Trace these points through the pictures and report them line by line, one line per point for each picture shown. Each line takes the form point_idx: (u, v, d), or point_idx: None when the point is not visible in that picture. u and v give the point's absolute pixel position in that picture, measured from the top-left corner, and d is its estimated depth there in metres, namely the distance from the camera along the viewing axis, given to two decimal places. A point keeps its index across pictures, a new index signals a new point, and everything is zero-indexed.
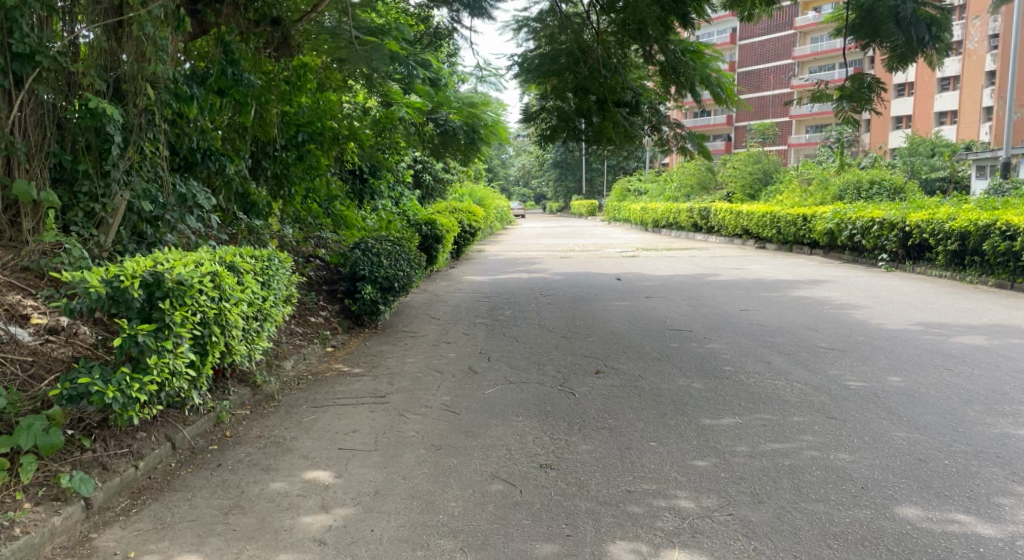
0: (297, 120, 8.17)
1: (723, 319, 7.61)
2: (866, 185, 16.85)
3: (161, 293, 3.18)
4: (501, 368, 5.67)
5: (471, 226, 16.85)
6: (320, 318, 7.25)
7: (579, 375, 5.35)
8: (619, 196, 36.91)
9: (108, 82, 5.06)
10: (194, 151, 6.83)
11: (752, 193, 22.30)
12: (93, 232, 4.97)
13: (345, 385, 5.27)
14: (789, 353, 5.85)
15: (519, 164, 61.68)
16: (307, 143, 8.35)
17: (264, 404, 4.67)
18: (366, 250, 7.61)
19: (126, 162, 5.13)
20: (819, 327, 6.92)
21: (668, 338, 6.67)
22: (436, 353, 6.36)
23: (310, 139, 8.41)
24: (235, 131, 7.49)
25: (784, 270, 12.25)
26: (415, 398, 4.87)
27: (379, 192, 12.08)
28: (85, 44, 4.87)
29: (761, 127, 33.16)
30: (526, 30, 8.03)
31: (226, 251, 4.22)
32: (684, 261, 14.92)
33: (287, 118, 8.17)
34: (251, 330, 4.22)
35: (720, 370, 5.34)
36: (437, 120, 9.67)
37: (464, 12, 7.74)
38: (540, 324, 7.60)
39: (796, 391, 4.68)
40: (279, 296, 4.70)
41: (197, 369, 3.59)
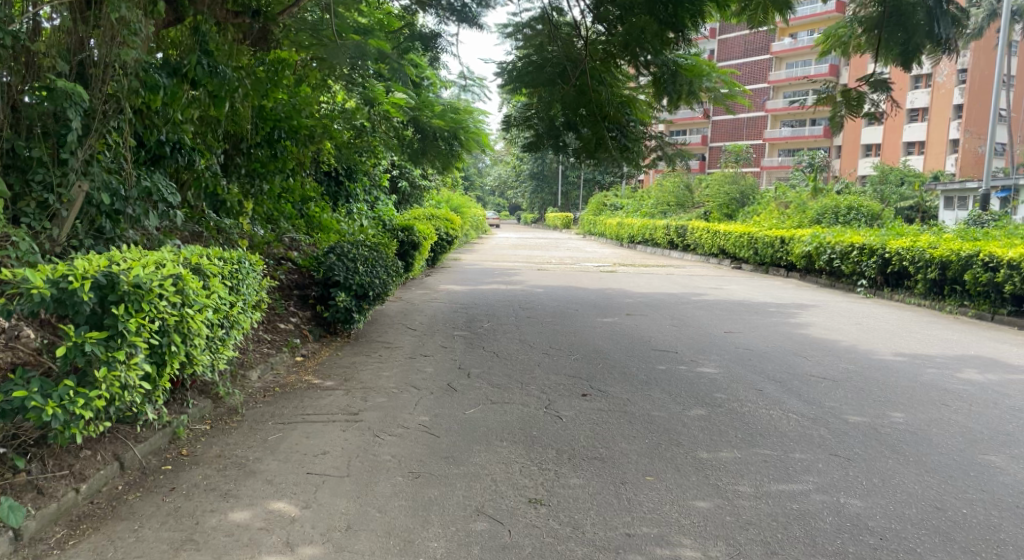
0: (273, 115, 7.94)
1: (708, 341, 7.42)
2: (843, 210, 16.96)
3: (116, 296, 2.80)
4: (483, 386, 5.38)
5: (448, 234, 16.53)
6: (291, 325, 6.87)
7: (565, 397, 5.09)
8: (595, 209, 36.89)
9: (71, 66, 4.69)
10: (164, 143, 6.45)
11: (729, 213, 22.25)
12: (45, 225, 4.54)
13: (316, 399, 4.93)
14: (780, 382, 5.67)
15: (496, 174, 61.57)
16: (284, 140, 8.20)
17: (227, 419, 4.30)
18: (341, 254, 7.25)
19: (86, 151, 4.74)
20: (806, 354, 6.77)
21: (655, 359, 6.45)
22: (412, 367, 6.04)
23: (287, 136, 8.25)
24: (206, 124, 7.06)
25: (764, 293, 12.19)
26: (392, 417, 4.55)
27: (355, 195, 11.67)
28: (50, 27, 4.55)
29: (735, 149, 33.49)
30: (517, 37, 7.74)
31: (191, 251, 3.84)
32: (662, 278, 14.78)
33: (263, 113, 7.93)
34: (215, 339, 3.86)
35: (712, 398, 5.13)
36: (417, 126, 9.31)
37: (452, 18, 7.48)
38: (520, 339, 7.33)
39: (794, 426, 4.47)
40: (248, 301, 4.33)
41: (152, 381, 3.22)
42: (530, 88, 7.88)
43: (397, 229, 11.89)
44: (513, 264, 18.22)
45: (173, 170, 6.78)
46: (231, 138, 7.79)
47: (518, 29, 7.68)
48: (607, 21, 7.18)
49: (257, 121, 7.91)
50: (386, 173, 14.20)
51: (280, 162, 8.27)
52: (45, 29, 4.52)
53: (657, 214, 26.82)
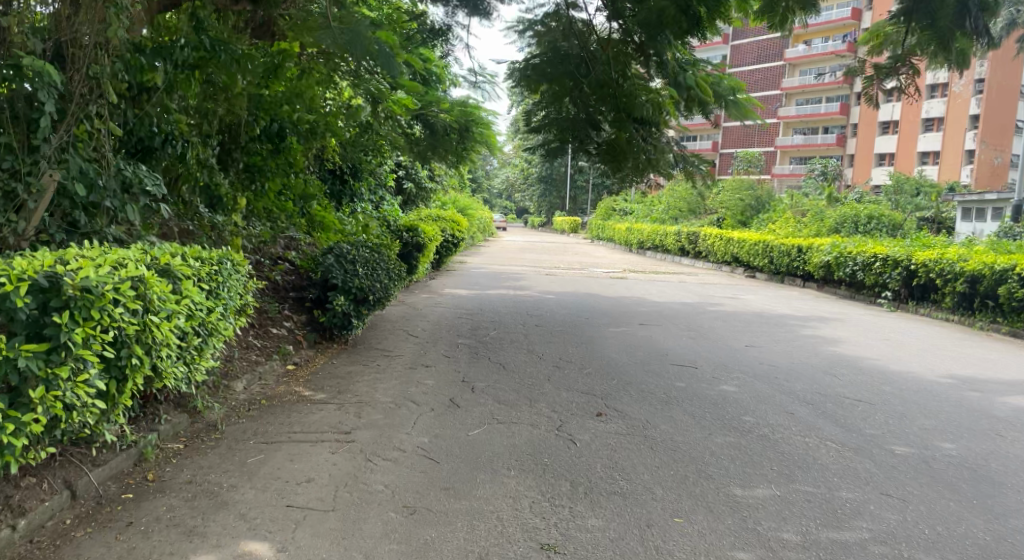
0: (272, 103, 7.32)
1: (729, 356, 6.96)
2: (863, 219, 16.45)
3: (59, 302, 2.38)
4: (488, 403, 4.94)
5: (454, 237, 16.14)
6: (284, 330, 6.46)
7: (579, 418, 4.64)
8: (604, 214, 36.46)
9: (47, 48, 4.32)
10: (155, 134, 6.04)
11: (743, 220, 21.74)
12: (9, 217, 4.04)
13: (305, 415, 4.50)
14: (811, 405, 5.22)
15: (503, 177, 61.25)
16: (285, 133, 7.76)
17: (204, 437, 3.88)
18: (340, 255, 6.83)
19: (61, 137, 4.31)
20: (836, 373, 6.31)
21: (673, 376, 6.00)
22: (413, 379, 5.60)
23: (288, 130, 7.80)
24: (199, 115, 6.64)
25: (782, 304, 11.72)
26: (388, 438, 4.12)
27: (359, 194, 11.27)
28: (44, 13, 4.34)
29: (747, 156, 32.94)
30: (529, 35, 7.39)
31: (163, 250, 3.42)
32: (675, 287, 14.32)
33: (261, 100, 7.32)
34: (188, 349, 3.44)
35: (740, 422, 4.69)
36: (424, 123, 8.98)
37: (462, 11, 7.12)
38: (528, 350, 6.90)
39: (836, 459, 4.02)
40: (230, 306, 3.91)
41: (110, 400, 2.78)
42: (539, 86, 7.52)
43: (402, 230, 11.50)
44: (520, 268, 17.77)
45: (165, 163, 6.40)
46: (226, 130, 7.29)
47: (532, 25, 7.11)
48: (622, 17, 6.81)
49: (253, 113, 7.36)
50: (391, 174, 13.83)
51: (284, 157, 7.87)
52: (39, 16, 4.32)
53: (668, 220, 26.41)
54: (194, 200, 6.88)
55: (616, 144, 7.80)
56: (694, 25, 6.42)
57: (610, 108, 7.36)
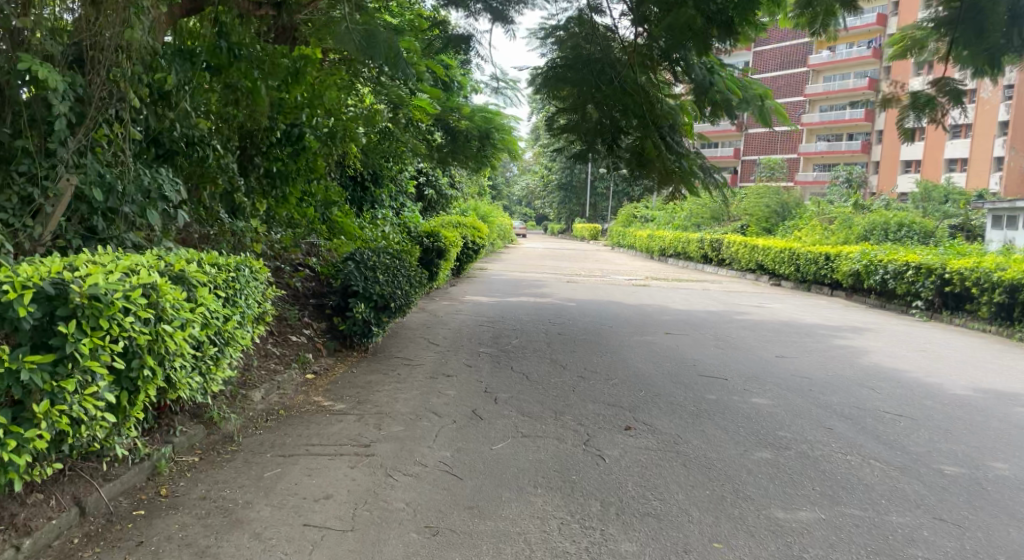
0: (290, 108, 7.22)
1: (760, 367, 6.72)
2: (893, 227, 16.06)
3: (67, 310, 2.27)
4: (512, 415, 4.77)
5: (475, 243, 16.03)
6: (303, 337, 6.35)
7: (607, 431, 4.45)
8: (625, 220, 36.21)
9: (67, 52, 4.26)
10: (177, 140, 5.98)
11: (768, 227, 21.37)
12: (25, 222, 3.99)
13: (324, 426, 4.37)
14: (850, 420, 4.98)
15: (523, 184, 61.16)
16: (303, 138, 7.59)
17: (220, 449, 3.75)
18: (361, 261, 6.72)
19: (79, 141, 4.25)
20: (873, 386, 6.06)
21: (704, 388, 5.79)
22: (434, 389, 5.45)
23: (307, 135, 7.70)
24: (220, 119, 6.56)
25: (810, 313, 11.43)
26: (409, 452, 3.96)
27: (380, 200, 11.19)
28: (68, 19, 4.30)
29: (770, 162, 32.49)
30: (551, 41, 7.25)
31: (179, 256, 3.32)
32: (699, 294, 14.06)
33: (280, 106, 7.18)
34: (203, 359, 3.32)
35: (777, 438, 4.46)
36: (445, 128, 8.84)
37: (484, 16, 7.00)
38: (552, 359, 6.71)
39: (882, 479, 3.79)
40: (248, 314, 3.78)
41: (121, 413, 2.67)
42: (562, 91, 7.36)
43: (423, 236, 11.40)
44: (541, 275, 17.61)
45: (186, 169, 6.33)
46: (246, 135, 7.19)
47: (552, 31, 7.02)
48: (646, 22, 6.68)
49: (274, 117, 7.24)
50: (412, 180, 13.75)
51: (302, 163, 7.67)
52: (63, 22, 4.28)
53: (691, 227, 26.12)
54: (214, 206, 6.82)
55: (642, 155, 7.54)
56: (726, 28, 6.19)
57: (630, 114, 7.26)
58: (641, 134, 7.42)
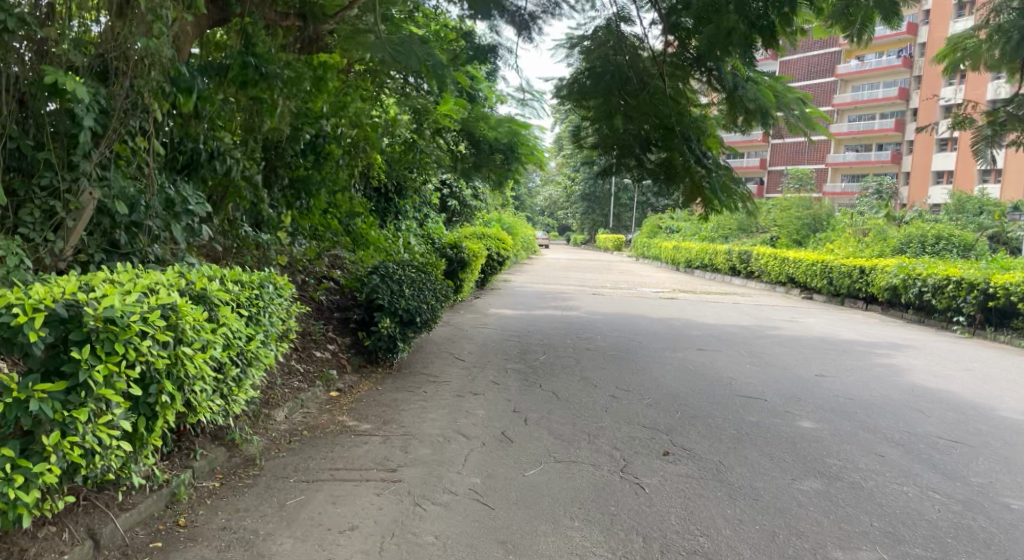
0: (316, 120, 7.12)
1: (800, 387, 6.44)
2: (930, 240, 15.57)
3: (80, 334, 2.13)
4: (543, 438, 4.57)
5: (499, 255, 15.87)
6: (327, 352, 6.21)
7: (644, 457, 4.23)
8: (649, 231, 35.85)
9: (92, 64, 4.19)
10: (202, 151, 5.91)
11: (798, 239, 20.91)
12: (46, 236, 3.91)
13: (349, 448, 4.20)
14: (901, 446, 4.69)
15: (546, 194, 61.03)
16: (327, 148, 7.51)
17: (241, 474, 3.61)
18: (386, 274, 6.60)
19: (101, 154, 4.17)
20: (922, 408, 5.75)
21: (742, 409, 5.53)
22: (462, 408, 5.27)
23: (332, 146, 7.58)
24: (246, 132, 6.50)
25: (846, 328, 11.06)
26: (438, 478, 3.78)
27: (405, 211, 11.09)
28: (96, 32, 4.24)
29: (798, 173, 31.92)
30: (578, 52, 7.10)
31: (200, 273, 3.19)
32: (729, 308, 13.74)
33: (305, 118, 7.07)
34: (225, 381, 3.18)
35: (825, 465, 4.21)
36: (471, 140, 8.69)
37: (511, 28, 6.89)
38: (582, 377, 6.50)
39: (944, 515, 3.53)
40: (272, 333, 3.65)
41: (138, 441, 2.53)
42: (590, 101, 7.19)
43: (447, 248, 11.27)
44: (566, 287, 17.38)
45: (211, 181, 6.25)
46: (271, 147, 7.09)
47: (577, 42, 7.02)
48: (679, 32, 6.57)
49: (295, 127, 7.03)
50: (436, 192, 13.65)
51: (323, 173, 7.42)
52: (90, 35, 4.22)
53: (718, 239, 25.72)
54: (239, 218, 6.73)
55: (671, 165, 7.16)
56: (769, 34, 6.07)
57: (660, 122, 6.98)
58: (669, 145, 7.07)
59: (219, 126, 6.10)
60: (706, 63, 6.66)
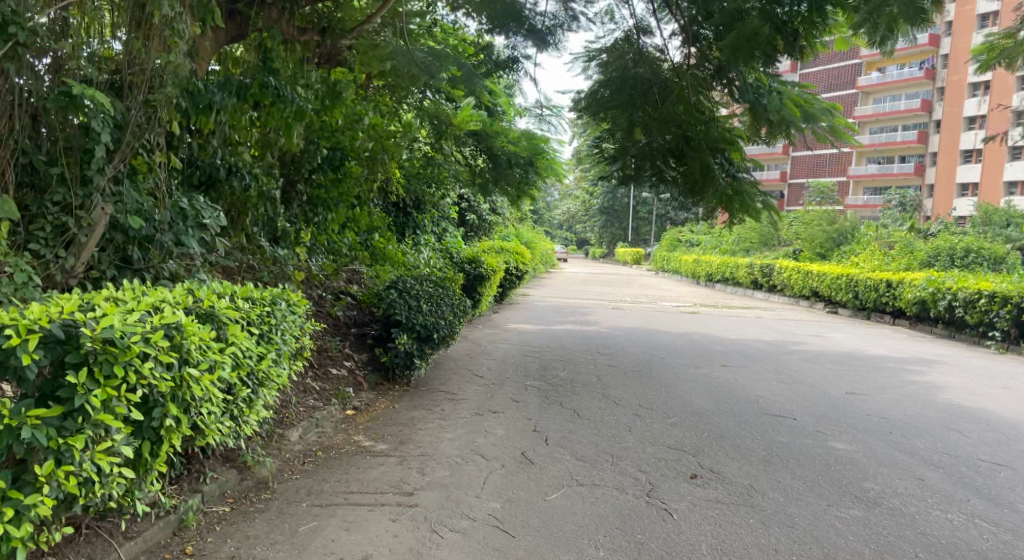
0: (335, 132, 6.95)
1: (830, 406, 6.21)
2: (960, 252, 15.17)
3: (77, 356, 2.04)
4: (565, 459, 4.40)
5: (517, 269, 15.75)
6: (344, 369, 6.09)
7: (671, 480, 4.04)
8: (669, 245, 35.55)
9: (106, 79, 4.15)
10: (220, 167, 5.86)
11: (822, 253, 20.54)
12: (57, 252, 3.86)
13: (364, 470, 4.07)
14: (943, 469, 4.46)
15: (564, 208, 60.93)
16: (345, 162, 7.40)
17: (253, 498, 3.50)
18: (403, 289, 6.49)
19: (115, 168, 4.12)
20: (961, 428, 5.49)
21: (772, 429, 5.32)
22: (480, 427, 5.12)
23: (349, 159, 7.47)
24: (263, 147, 6.45)
25: (875, 344, 10.75)
26: (456, 502, 3.62)
27: (423, 226, 11.02)
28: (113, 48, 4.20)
29: (819, 185, 31.50)
30: (595, 64, 7.00)
31: (210, 290, 3.09)
32: (752, 323, 13.46)
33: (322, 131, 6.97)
34: (235, 402, 3.07)
35: (862, 489, 3.99)
36: (488, 154, 8.57)
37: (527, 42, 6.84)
38: (604, 394, 6.32)
39: (994, 545, 3.30)
40: (285, 352, 3.53)
41: (142, 468, 2.43)
42: (607, 114, 7.10)
43: (464, 262, 11.16)
44: (585, 301, 17.20)
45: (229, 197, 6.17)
46: (289, 161, 7.03)
47: (594, 55, 6.99)
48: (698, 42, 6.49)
49: (313, 140, 6.93)
50: (454, 206, 13.58)
51: (343, 189, 7.39)
52: (108, 51, 4.17)
53: (739, 252, 25.39)
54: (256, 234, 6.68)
55: (693, 176, 7.04)
56: (790, 41, 5.84)
57: (683, 132, 6.87)
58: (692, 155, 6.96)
59: (238, 141, 6.04)
60: (728, 74, 6.52)
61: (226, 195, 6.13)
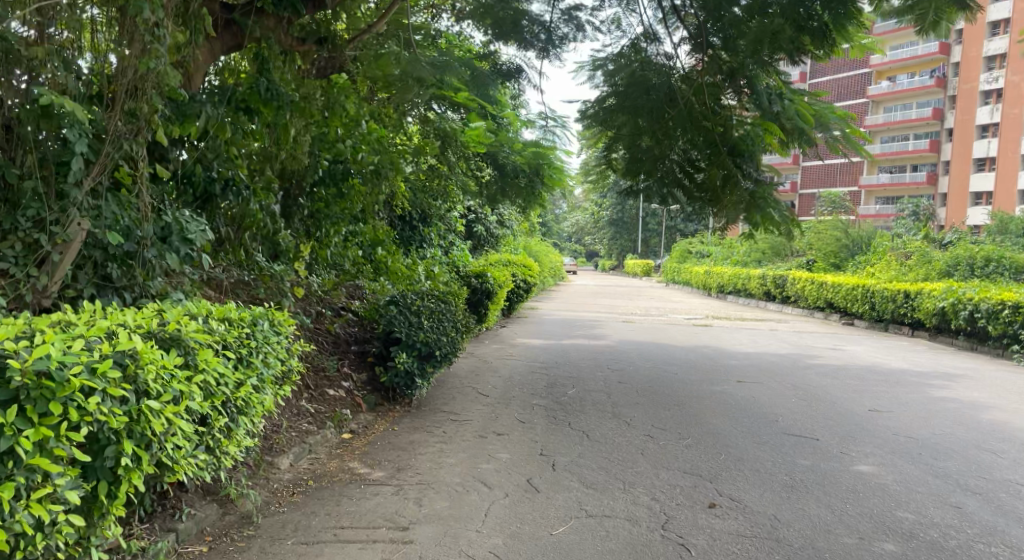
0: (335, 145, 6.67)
1: (854, 424, 5.88)
2: (980, 262, 14.77)
3: (7, 393, 1.89)
4: (573, 487, 4.11)
5: (525, 282, 15.49)
6: (342, 391, 5.82)
7: (687, 511, 3.74)
8: (679, 256, 35.16)
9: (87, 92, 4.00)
10: (215, 181, 5.62)
11: (836, 263, 20.14)
12: (29, 270, 3.63)
13: (357, 501, 3.80)
14: (982, 494, 4.12)
15: (573, 221, 60.68)
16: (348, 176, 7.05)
17: (235, 536, 3.25)
18: (403, 305, 6.24)
19: (93, 182, 3.91)
20: (995, 448, 5.15)
21: (792, 450, 5.00)
22: (483, 451, 4.84)
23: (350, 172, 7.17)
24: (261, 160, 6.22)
25: (895, 357, 10.39)
26: (454, 538, 3.34)
27: (429, 239, 10.79)
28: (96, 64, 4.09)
29: (831, 194, 31.11)
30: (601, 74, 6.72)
31: (182, 311, 2.90)
32: (766, 336, 13.11)
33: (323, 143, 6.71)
34: (210, 433, 2.85)
35: (895, 519, 3.68)
36: (493, 166, 8.32)
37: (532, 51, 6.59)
38: (614, 414, 6.02)
39: None
40: (267, 376, 3.29)
41: (99, 512, 2.24)
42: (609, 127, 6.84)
43: (471, 276, 10.91)
44: (595, 315, 16.89)
45: (226, 213, 5.94)
46: (290, 177, 6.73)
47: (601, 64, 6.71)
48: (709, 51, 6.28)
49: (315, 153, 6.69)
50: (461, 219, 13.35)
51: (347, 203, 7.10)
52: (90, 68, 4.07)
53: (751, 263, 25.05)
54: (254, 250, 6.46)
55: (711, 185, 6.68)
56: (820, 36, 5.59)
57: (699, 138, 6.45)
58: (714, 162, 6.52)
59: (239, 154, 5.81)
60: (740, 79, 6.20)
61: (221, 210, 5.90)
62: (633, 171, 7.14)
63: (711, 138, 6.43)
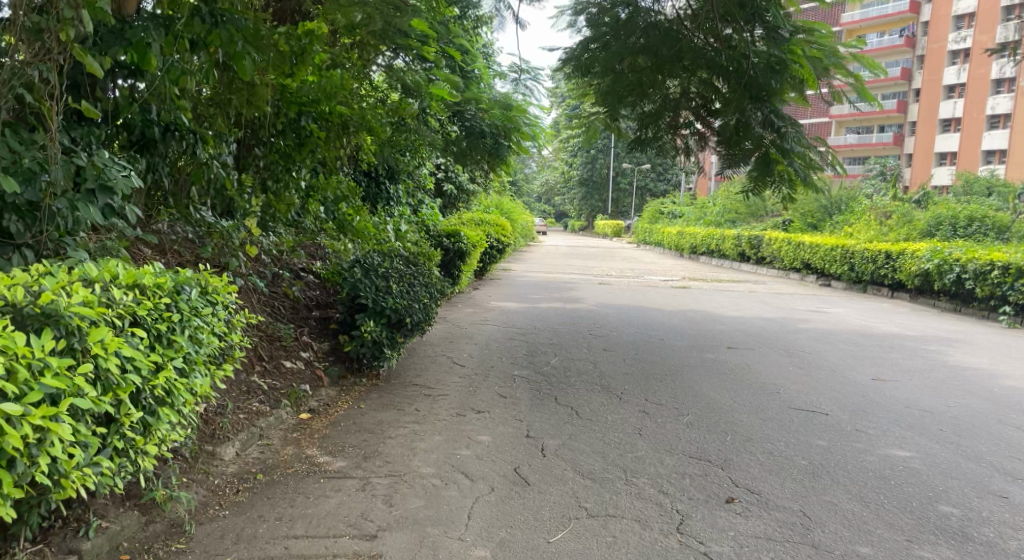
0: (299, 99, 5.93)
1: (862, 396, 5.45)
2: (962, 222, 14.55)
3: None
4: (568, 478, 3.56)
5: (499, 242, 14.86)
6: (300, 362, 5.16)
7: (703, 508, 3.23)
8: (651, 217, 34.68)
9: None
10: (153, 124, 4.79)
11: (813, 224, 19.87)
12: None
13: (314, 500, 3.20)
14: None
15: (543, 181, 59.74)
16: (311, 128, 6.25)
17: (159, 552, 2.63)
18: (369, 267, 5.56)
19: None
20: (1017, 424, 4.77)
21: (804, 429, 4.53)
22: (462, 433, 4.25)
23: (315, 123, 6.33)
24: (214, 104, 5.26)
25: (882, 320, 10.11)
26: (433, 550, 2.77)
27: (396, 196, 10.03)
28: None
29: None
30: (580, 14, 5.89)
31: (75, 274, 2.27)
32: (746, 298, 12.78)
33: (286, 95, 5.93)
34: (119, 432, 2.22)
35: (941, 515, 3.22)
36: (462, 119, 7.40)
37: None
38: (605, 387, 5.49)
39: None
40: (196, 354, 2.61)
41: None
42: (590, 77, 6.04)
43: (442, 236, 10.21)
44: (570, 276, 16.37)
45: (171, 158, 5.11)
46: (244, 125, 6.01)
47: (583, 7, 5.72)
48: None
49: (278, 103, 5.98)
50: (431, 176, 12.56)
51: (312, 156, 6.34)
52: None
53: (724, 223, 24.71)
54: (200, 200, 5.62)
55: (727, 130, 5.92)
56: None
57: (714, 77, 5.74)
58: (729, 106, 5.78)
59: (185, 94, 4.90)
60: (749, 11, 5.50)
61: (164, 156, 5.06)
62: (640, 123, 6.42)
63: (728, 76, 5.66)
